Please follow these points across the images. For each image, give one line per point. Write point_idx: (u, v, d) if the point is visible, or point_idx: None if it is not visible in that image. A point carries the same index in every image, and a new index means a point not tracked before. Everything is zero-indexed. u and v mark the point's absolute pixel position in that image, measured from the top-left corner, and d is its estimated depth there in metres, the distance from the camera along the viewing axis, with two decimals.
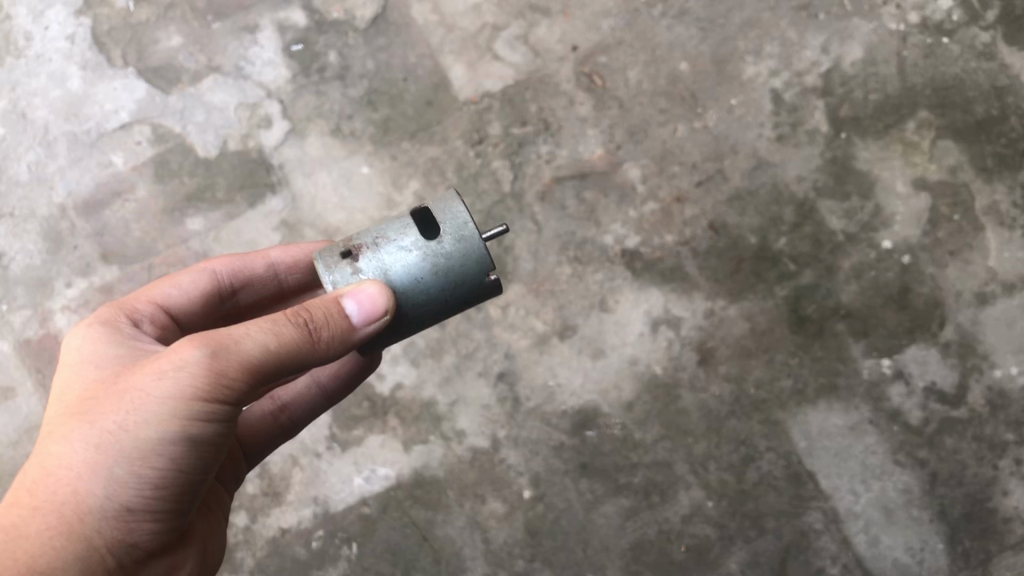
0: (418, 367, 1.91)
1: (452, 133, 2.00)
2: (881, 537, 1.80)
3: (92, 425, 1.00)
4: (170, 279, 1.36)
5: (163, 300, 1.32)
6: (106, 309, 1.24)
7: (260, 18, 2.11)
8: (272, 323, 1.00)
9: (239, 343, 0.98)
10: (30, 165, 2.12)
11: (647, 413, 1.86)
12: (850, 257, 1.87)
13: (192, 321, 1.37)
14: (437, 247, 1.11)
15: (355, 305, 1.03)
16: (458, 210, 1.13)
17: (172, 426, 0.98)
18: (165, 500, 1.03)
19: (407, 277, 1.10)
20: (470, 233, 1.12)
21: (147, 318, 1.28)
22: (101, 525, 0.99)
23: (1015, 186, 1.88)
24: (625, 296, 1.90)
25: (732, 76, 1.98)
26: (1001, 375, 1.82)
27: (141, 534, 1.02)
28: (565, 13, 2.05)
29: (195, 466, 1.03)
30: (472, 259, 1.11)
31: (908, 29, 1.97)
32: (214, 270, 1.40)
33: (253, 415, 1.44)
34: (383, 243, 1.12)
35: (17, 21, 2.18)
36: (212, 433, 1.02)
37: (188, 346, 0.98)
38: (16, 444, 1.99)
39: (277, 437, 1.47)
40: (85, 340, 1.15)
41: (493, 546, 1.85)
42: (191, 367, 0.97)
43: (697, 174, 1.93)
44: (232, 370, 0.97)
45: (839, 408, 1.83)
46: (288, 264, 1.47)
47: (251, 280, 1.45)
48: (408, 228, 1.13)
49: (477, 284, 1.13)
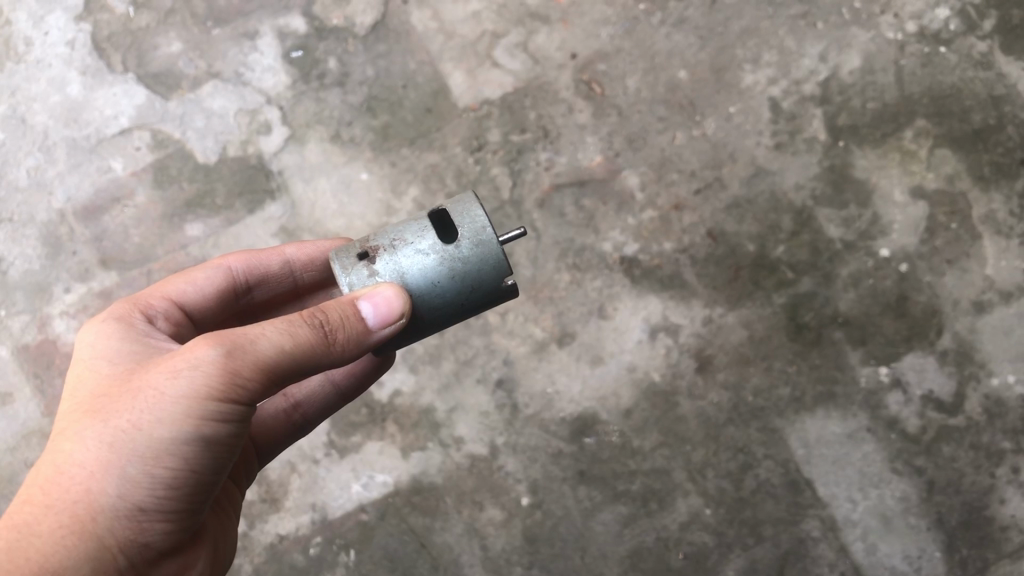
0: (417, 374, 1.92)
1: (451, 140, 2.00)
2: (878, 545, 1.80)
3: (107, 424, 0.99)
4: (185, 275, 1.35)
5: (178, 296, 1.32)
6: (120, 305, 1.23)
7: (260, 25, 2.12)
8: (289, 323, 1.01)
9: (255, 343, 0.98)
10: (29, 170, 2.12)
11: (645, 420, 1.86)
12: (848, 265, 1.88)
13: (205, 317, 1.37)
14: (455, 251, 1.11)
15: (371, 308, 1.04)
16: (477, 214, 1.12)
17: (186, 426, 0.97)
18: (178, 500, 1.02)
19: (424, 280, 1.10)
20: (489, 238, 1.11)
21: (161, 314, 1.27)
22: (112, 524, 0.98)
23: (1012, 195, 1.89)
24: (624, 303, 1.90)
25: (731, 85, 1.98)
26: (998, 383, 1.83)
27: (152, 534, 1.01)
28: (565, 21, 2.06)
29: (209, 466, 1.02)
30: (489, 263, 1.11)
31: (906, 38, 1.98)
32: (230, 265, 1.39)
33: (267, 412, 1.43)
34: (400, 245, 1.13)
35: (18, 26, 2.18)
36: (226, 433, 1.02)
37: (204, 344, 0.98)
38: (14, 449, 1.99)
39: (291, 435, 1.47)
40: (98, 337, 1.15)
41: (491, 553, 1.85)
42: (206, 366, 0.97)
43: (696, 182, 1.94)
44: (247, 370, 0.97)
45: (837, 416, 1.84)
46: (303, 262, 1.46)
47: (267, 277, 1.44)
48: (425, 230, 1.13)
49: (494, 289, 1.13)
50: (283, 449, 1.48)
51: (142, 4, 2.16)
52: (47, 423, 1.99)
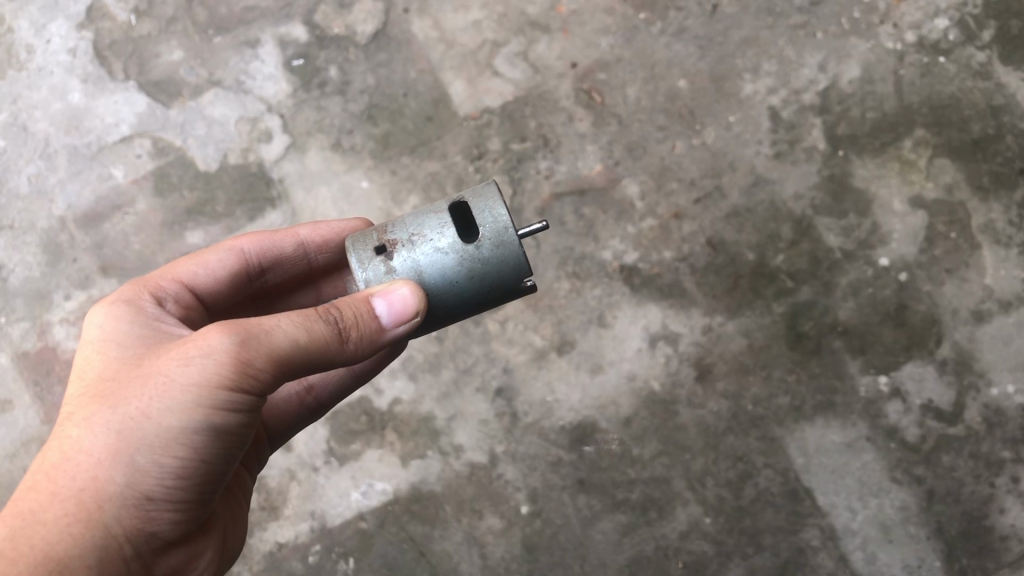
0: (416, 382, 1.91)
1: (451, 148, 2.01)
2: (878, 555, 1.80)
3: (115, 410, 0.99)
4: (196, 257, 1.34)
5: (189, 279, 1.30)
6: (128, 288, 1.21)
7: (261, 33, 2.13)
8: (304, 318, 1.00)
9: (270, 333, 0.98)
10: (30, 177, 2.13)
11: (645, 429, 1.86)
12: (847, 274, 1.88)
13: (217, 301, 1.36)
14: (475, 251, 1.10)
15: (385, 305, 1.05)
16: (499, 212, 1.10)
17: (196, 415, 0.97)
18: (187, 490, 1.02)
19: (441, 279, 1.11)
20: (510, 238, 1.10)
21: (171, 297, 1.25)
22: (120, 513, 0.98)
23: (1012, 205, 1.89)
24: (623, 311, 1.90)
25: (731, 94, 1.99)
26: (997, 393, 1.83)
27: (160, 524, 1.01)
28: (565, 30, 2.07)
29: (218, 455, 1.02)
30: (509, 264, 1.10)
31: (904, 48, 1.99)
32: (242, 248, 1.37)
33: (281, 398, 1.42)
34: (418, 241, 1.12)
35: (19, 35, 2.19)
36: (237, 423, 1.01)
37: (217, 332, 0.97)
38: (13, 456, 1.99)
39: (305, 418, 1.46)
40: (106, 319, 1.13)
41: (490, 561, 1.85)
42: (218, 355, 0.96)
43: (696, 191, 1.94)
44: (260, 360, 0.97)
45: (837, 425, 1.84)
46: (317, 244, 1.44)
47: (280, 260, 1.42)
48: (445, 226, 1.12)
49: (513, 288, 1.13)
50: (296, 433, 1.48)
51: (144, 12, 2.16)
52: (46, 430, 1.99)
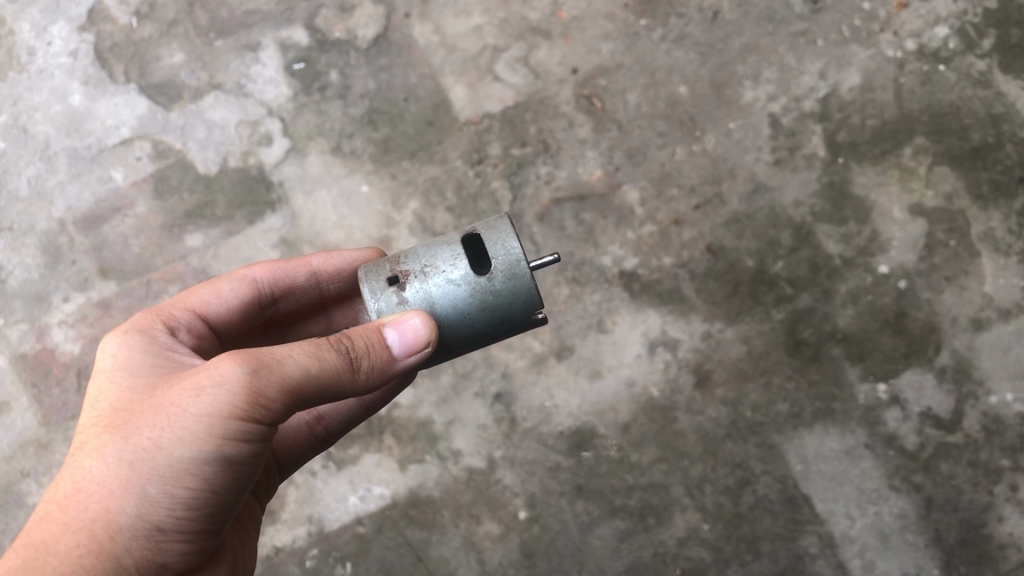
0: (416, 387, 1.92)
1: (452, 152, 2.01)
2: (876, 562, 1.79)
3: (128, 440, 0.99)
4: (209, 285, 1.34)
5: (202, 308, 1.30)
6: (141, 316, 1.21)
7: (263, 37, 2.13)
8: (315, 347, 1.01)
9: (282, 363, 0.98)
10: (30, 179, 2.13)
11: (644, 435, 1.86)
12: (847, 281, 1.88)
13: (230, 329, 1.35)
14: (487, 283, 1.10)
15: (397, 335, 1.05)
16: (512, 245, 1.10)
17: (208, 445, 0.97)
18: (197, 521, 1.01)
19: (454, 311, 1.10)
20: (523, 271, 1.10)
21: (183, 326, 1.25)
22: (130, 544, 0.97)
23: (1011, 213, 1.88)
24: (623, 316, 1.90)
25: (731, 101, 1.99)
26: (996, 401, 1.82)
27: (171, 555, 1.00)
28: (566, 36, 2.07)
29: (229, 485, 1.01)
30: (521, 298, 1.10)
31: (905, 56, 1.99)
32: (255, 276, 1.37)
33: (290, 427, 1.42)
34: (431, 272, 1.12)
35: (20, 37, 2.19)
36: (247, 453, 1.01)
37: (229, 361, 0.98)
38: (9, 459, 1.99)
39: (314, 447, 1.45)
40: (118, 348, 1.13)
41: (488, 566, 1.84)
42: (230, 385, 0.96)
43: (695, 198, 1.95)
44: (272, 390, 0.97)
45: (835, 433, 1.84)
46: (329, 272, 1.44)
47: (292, 288, 1.42)
48: (458, 258, 1.12)
49: (524, 320, 1.14)
50: (305, 462, 1.47)
51: (145, 15, 2.17)
52: (45, 432, 1.99)
